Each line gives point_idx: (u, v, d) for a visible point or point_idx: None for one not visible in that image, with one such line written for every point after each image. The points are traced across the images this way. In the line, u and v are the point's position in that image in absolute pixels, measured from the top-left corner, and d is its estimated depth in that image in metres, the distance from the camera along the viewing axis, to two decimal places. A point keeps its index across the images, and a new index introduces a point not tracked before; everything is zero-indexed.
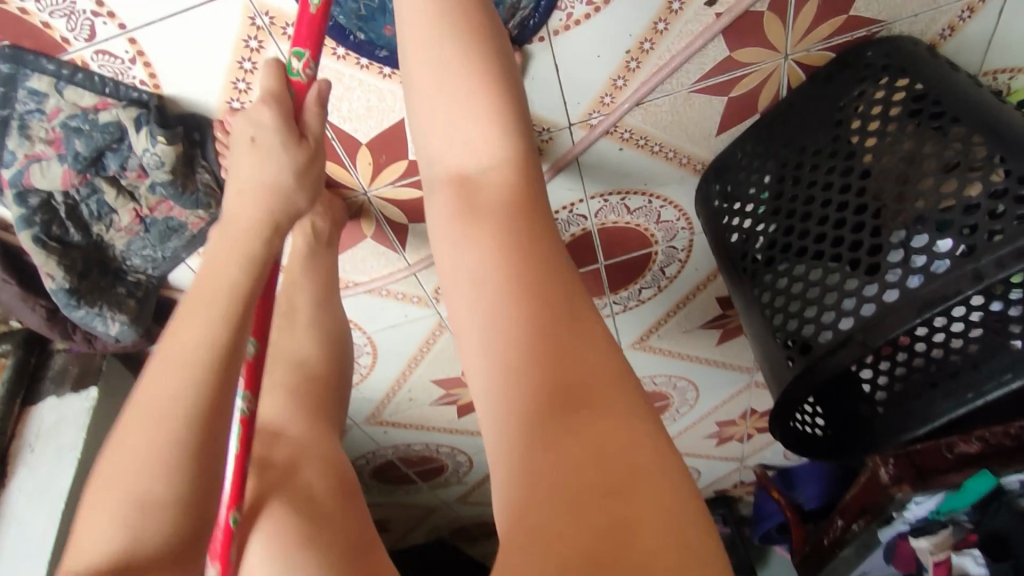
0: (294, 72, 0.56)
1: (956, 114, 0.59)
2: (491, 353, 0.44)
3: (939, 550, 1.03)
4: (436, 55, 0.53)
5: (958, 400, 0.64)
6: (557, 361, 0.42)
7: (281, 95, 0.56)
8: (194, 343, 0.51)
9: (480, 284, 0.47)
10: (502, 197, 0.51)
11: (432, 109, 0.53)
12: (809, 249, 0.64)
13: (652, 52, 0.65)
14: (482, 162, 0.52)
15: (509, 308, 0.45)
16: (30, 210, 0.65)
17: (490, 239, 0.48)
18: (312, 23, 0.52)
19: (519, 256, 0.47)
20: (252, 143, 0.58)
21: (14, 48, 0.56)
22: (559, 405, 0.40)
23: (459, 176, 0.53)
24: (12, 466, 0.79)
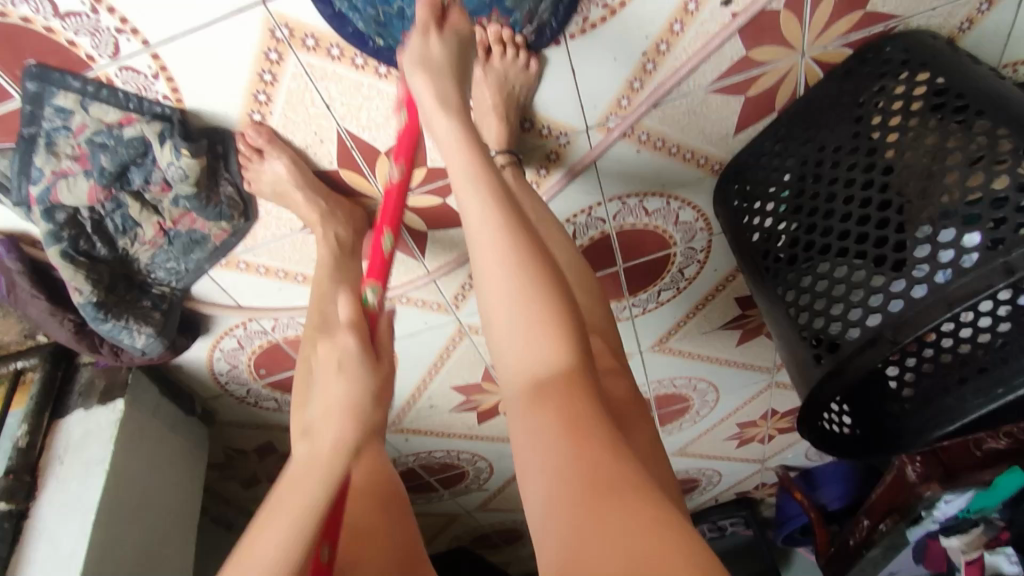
0: (366, 301, 0.58)
1: (980, 107, 0.58)
2: (545, 483, 0.46)
3: (972, 549, 1.04)
4: (489, 240, 0.55)
5: (989, 396, 0.63)
6: (592, 469, 0.44)
7: (358, 323, 0.54)
8: (322, 463, 0.48)
9: (536, 436, 0.48)
10: (558, 367, 0.51)
11: (493, 277, 0.54)
12: (833, 247, 0.63)
13: (668, 53, 0.65)
14: (540, 358, 0.52)
15: (551, 444, 0.47)
16: (58, 225, 0.66)
17: (552, 408, 0.49)
18: (384, 260, 0.61)
19: (567, 393, 0.49)
20: (336, 364, 0.51)
21: (41, 67, 0.57)
22: (590, 499, 0.42)
23: (535, 382, 0.51)
24: (41, 479, 0.80)
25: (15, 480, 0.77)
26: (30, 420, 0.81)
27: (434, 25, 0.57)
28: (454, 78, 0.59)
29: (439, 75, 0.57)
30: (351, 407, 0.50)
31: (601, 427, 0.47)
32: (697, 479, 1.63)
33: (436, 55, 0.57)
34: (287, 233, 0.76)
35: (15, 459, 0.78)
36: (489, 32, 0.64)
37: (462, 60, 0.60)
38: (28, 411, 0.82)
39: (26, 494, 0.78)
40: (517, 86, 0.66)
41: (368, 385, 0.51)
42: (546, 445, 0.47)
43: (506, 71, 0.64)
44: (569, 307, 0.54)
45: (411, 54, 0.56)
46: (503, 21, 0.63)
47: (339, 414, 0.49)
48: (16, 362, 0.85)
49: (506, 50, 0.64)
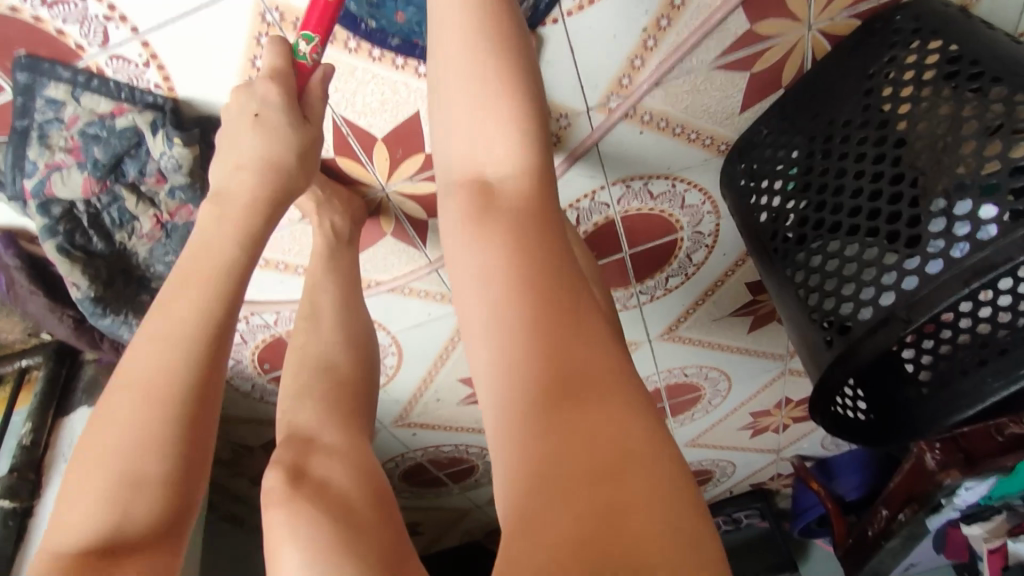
0: (299, 53, 0.55)
1: (996, 74, 0.56)
2: (493, 352, 0.41)
3: (995, 536, 1.01)
4: (469, 71, 0.50)
5: (1010, 378, 0.60)
6: (555, 358, 0.39)
7: (284, 74, 0.56)
8: (186, 320, 0.58)
9: (487, 272, 0.44)
10: (514, 186, 0.48)
11: (454, 91, 0.50)
12: (843, 225, 0.61)
13: (670, 29, 0.63)
14: (496, 158, 0.49)
15: (508, 300, 0.42)
16: (54, 219, 0.66)
17: (501, 233, 0.45)
18: (325, 14, 0.52)
19: (519, 232, 0.45)
20: (256, 118, 0.57)
21: (31, 57, 0.56)
22: (557, 404, 0.37)
23: (479, 179, 0.49)
24: (46, 477, 0.80)
25: (21, 478, 0.77)
26: (34, 418, 0.81)
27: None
28: None
29: None
30: (201, 328, 0.58)
31: (576, 300, 0.42)
32: (711, 471, 1.61)
33: None
34: (285, 224, 0.75)
35: (20, 457, 0.78)
36: None
37: None
38: (33, 409, 0.81)
39: (32, 492, 0.78)
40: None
41: (254, 230, 0.61)
42: (501, 291, 0.42)
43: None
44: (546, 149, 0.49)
45: None
46: None
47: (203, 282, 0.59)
48: (21, 361, 0.85)
49: None
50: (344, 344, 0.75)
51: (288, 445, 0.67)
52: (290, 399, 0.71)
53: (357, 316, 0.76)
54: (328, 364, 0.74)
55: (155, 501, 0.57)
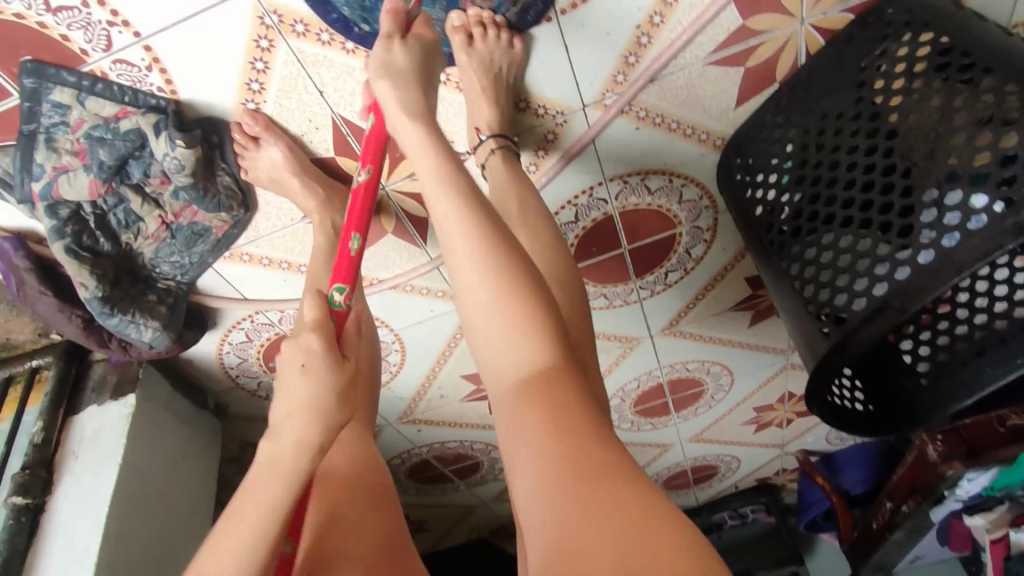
0: (333, 302, 0.56)
1: (988, 65, 0.56)
2: (532, 478, 0.45)
3: (998, 527, 1.02)
4: (462, 245, 0.53)
5: (1007, 367, 0.60)
6: (580, 463, 0.43)
7: (324, 321, 0.53)
8: (281, 465, 0.50)
9: (522, 434, 0.47)
10: (535, 358, 0.50)
11: (463, 277, 0.53)
12: (837, 216, 0.62)
13: (663, 25, 0.64)
14: (520, 359, 0.50)
15: (540, 435, 0.46)
16: (61, 221, 0.67)
17: (533, 409, 0.47)
18: (351, 263, 0.57)
19: (548, 388, 0.48)
20: (302, 366, 0.50)
21: (37, 63, 0.57)
22: (586, 486, 0.41)
23: (518, 381, 0.50)
24: (57, 474, 0.81)
25: (32, 475, 0.79)
26: (44, 417, 0.82)
27: (398, 34, 0.58)
28: (420, 88, 0.60)
29: (399, 75, 0.57)
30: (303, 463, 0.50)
31: (592, 424, 0.46)
32: (716, 466, 1.62)
33: (400, 61, 0.57)
34: (287, 223, 0.77)
35: (32, 454, 0.80)
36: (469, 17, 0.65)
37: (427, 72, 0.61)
38: (43, 408, 0.83)
39: (43, 489, 0.79)
40: (503, 67, 0.64)
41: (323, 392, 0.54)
42: (529, 451, 0.46)
43: (491, 54, 0.63)
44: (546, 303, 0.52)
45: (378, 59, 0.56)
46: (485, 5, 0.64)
47: (301, 412, 0.50)
48: (32, 360, 0.87)
49: (488, 32, 0.63)
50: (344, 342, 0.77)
51: None
52: None
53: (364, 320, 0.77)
54: None
55: None
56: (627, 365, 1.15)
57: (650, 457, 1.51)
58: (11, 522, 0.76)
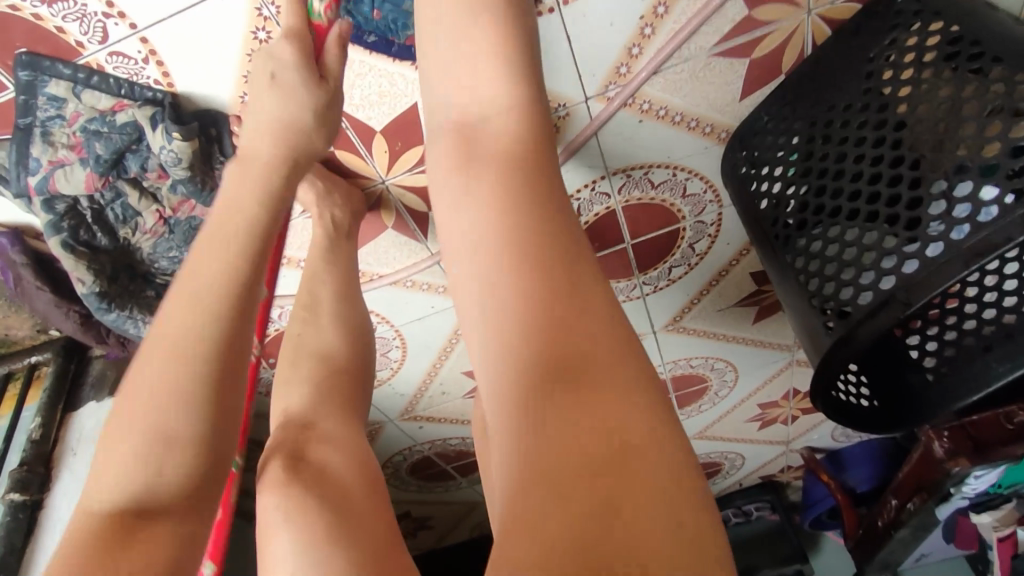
0: (315, 16, 0.58)
1: (996, 54, 0.55)
2: (487, 317, 0.39)
3: (1005, 525, 1.01)
4: (470, 41, 0.49)
5: (1016, 362, 0.59)
6: (559, 340, 0.36)
7: (301, 32, 0.57)
8: (207, 284, 0.53)
9: (489, 267, 0.41)
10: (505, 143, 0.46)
11: (459, 19, 0.50)
12: (843, 209, 0.61)
13: (667, 16, 0.63)
14: (491, 97, 0.48)
15: (510, 282, 0.39)
16: (58, 216, 0.67)
17: (489, 181, 0.45)
18: None
19: (528, 204, 0.43)
20: (272, 79, 0.59)
21: (31, 55, 0.57)
22: (557, 382, 0.35)
23: (461, 126, 0.49)
24: (55, 471, 0.81)
25: (29, 471, 0.78)
26: (43, 414, 0.82)
27: None
28: None
29: None
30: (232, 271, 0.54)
31: (575, 275, 0.39)
32: (719, 463, 1.61)
33: None
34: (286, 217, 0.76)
35: (30, 450, 0.79)
36: None
37: None
38: (41, 403, 0.83)
39: (41, 485, 0.79)
40: None
41: (273, 194, 0.59)
42: (507, 311, 0.38)
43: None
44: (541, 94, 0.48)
45: None
46: None
47: (239, 237, 0.55)
48: (31, 357, 0.86)
49: None
50: (337, 331, 0.74)
51: (285, 433, 0.68)
52: (288, 385, 0.72)
53: (354, 304, 0.76)
54: (326, 353, 0.73)
55: (191, 453, 0.50)
56: None
57: None
58: (8, 519, 0.75)
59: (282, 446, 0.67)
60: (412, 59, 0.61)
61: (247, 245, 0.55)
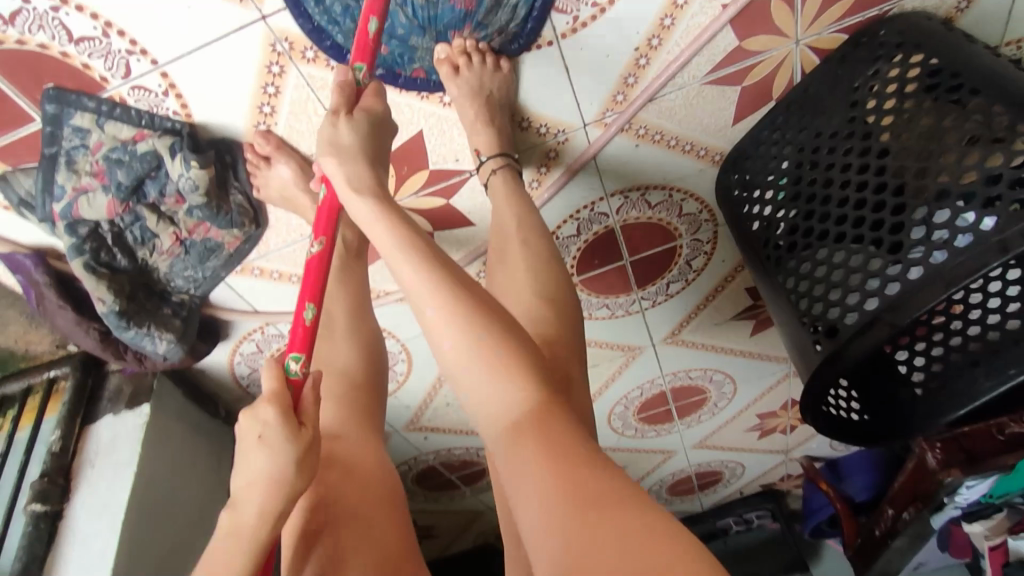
0: (291, 372, 0.58)
1: (974, 86, 0.58)
2: (535, 518, 0.46)
3: (996, 534, 1.02)
4: (446, 322, 0.56)
5: (1001, 378, 0.62)
6: (576, 488, 0.45)
7: (280, 393, 0.56)
8: (251, 523, 0.54)
9: (519, 467, 0.50)
10: (524, 402, 0.53)
11: (436, 327, 0.57)
12: (830, 233, 0.64)
13: (660, 48, 0.66)
14: (511, 398, 0.53)
15: (537, 466, 0.48)
16: (80, 238, 0.70)
17: (530, 444, 0.50)
18: (306, 332, 0.59)
19: (535, 426, 0.51)
20: (260, 438, 0.54)
21: (58, 89, 0.60)
22: (584, 514, 0.43)
23: (511, 424, 0.53)
24: (74, 482, 0.84)
25: (50, 483, 0.81)
26: (62, 427, 0.85)
27: (343, 110, 0.60)
28: (372, 162, 0.63)
29: (348, 156, 0.61)
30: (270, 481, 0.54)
31: (581, 445, 0.49)
32: (720, 472, 1.63)
33: (346, 138, 0.61)
34: (297, 238, 0.79)
35: (51, 462, 0.82)
36: (455, 49, 0.65)
37: (379, 148, 0.63)
38: (61, 417, 0.86)
39: (61, 496, 0.82)
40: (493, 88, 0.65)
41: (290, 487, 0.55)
42: (535, 489, 0.47)
43: (479, 78, 0.64)
44: (515, 336, 0.56)
45: (325, 138, 0.62)
46: (476, 34, 0.65)
47: (261, 486, 0.54)
48: (50, 371, 0.90)
49: (474, 59, 0.64)
50: (353, 348, 0.77)
51: None
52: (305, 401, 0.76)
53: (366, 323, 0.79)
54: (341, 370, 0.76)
55: None
56: (631, 373, 1.17)
57: (654, 463, 1.53)
58: (30, 528, 0.78)
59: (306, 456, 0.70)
60: (416, 89, 0.66)
61: (277, 461, 0.54)
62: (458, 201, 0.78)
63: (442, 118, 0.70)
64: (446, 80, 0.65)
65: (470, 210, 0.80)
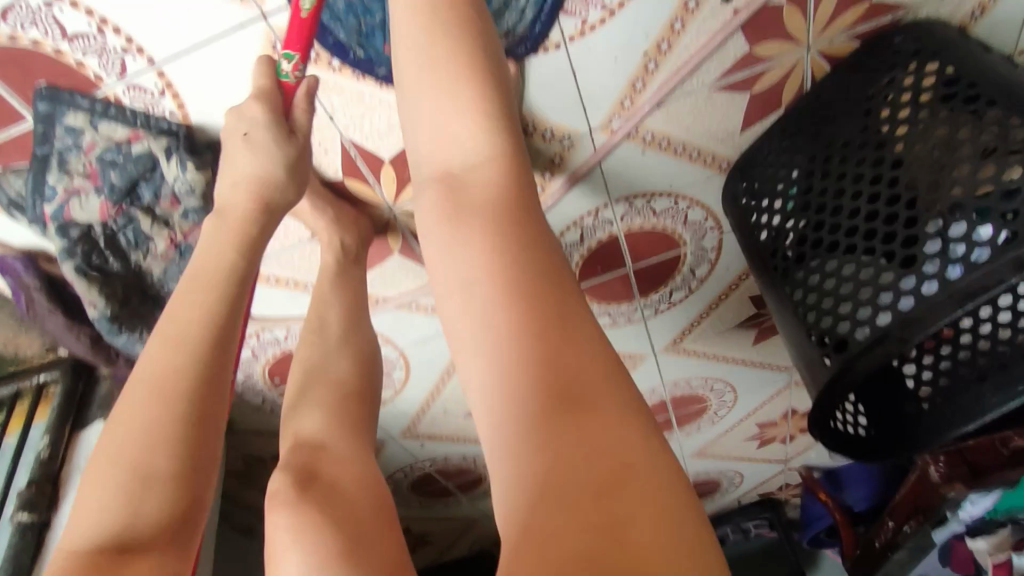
0: (282, 69, 0.56)
1: (991, 97, 0.57)
2: (494, 364, 0.43)
3: (1000, 551, 1.01)
4: (435, 72, 0.50)
5: (1009, 394, 0.60)
6: (558, 372, 0.41)
7: (268, 94, 0.58)
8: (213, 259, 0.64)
9: (469, 249, 0.47)
10: (482, 174, 0.49)
11: (415, 76, 0.50)
12: (841, 244, 0.62)
13: (670, 52, 0.64)
14: (462, 144, 0.50)
15: (513, 317, 0.43)
16: (72, 241, 0.68)
17: (481, 232, 0.47)
18: (301, 29, 0.53)
19: (505, 210, 0.48)
20: (245, 136, 0.61)
21: (51, 88, 0.58)
22: (566, 411, 0.40)
23: (445, 173, 0.51)
24: (63, 490, 0.82)
25: (38, 491, 0.79)
26: (52, 433, 0.83)
27: None
28: None
29: None
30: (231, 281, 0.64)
31: (568, 311, 0.44)
32: (717, 481, 1.62)
33: None
34: (295, 242, 0.78)
35: (39, 469, 0.81)
36: None
37: None
38: (50, 423, 0.84)
39: (49, 504, 0.80)
40: None
41: (250, 236, 0.65)
42: (504, 337, 0.43)
43: None
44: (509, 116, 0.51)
45: None
46: None
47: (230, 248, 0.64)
48: (39, 376, 0.87)
49: None
50: (349, 356, 0.78)
51: (296, 454, 0.69)
52: (297, 410, 0.74)
53: (360, 328, 0.79)
54: (338, 378, 0.76)
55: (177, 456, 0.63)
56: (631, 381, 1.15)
57: None
58: (17, 538, 0.77)
59: (296, 464, 0.68)
60: None
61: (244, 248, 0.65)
62: None
63: None
64: None
65: None
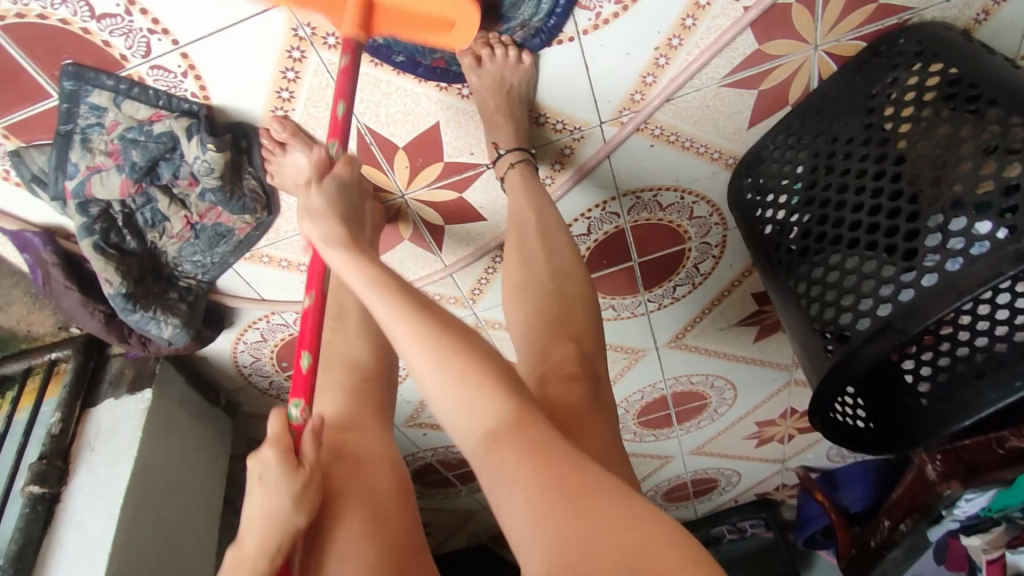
0: (292, 417, 0.61)
1: (993, 97, 0.58)
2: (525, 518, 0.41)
3: (994, 548, 1.00)
4: (406, 337, 0.49)
5: (1006, 390, 0.61)
6: (561, 483, 0.42)
7: (282, 437, 0.59)
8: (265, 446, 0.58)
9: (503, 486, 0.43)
10: (506, 419, 0.45)
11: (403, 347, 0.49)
12: (844, 238, 0.64)
13: (681, 48, 0.66)
14: (485, 410, 0.46)
15: (517, 468, 0.43)
16: (91, 218, 0.70)
17: (518, 457, 0.43)
18: (306, 381, 0.61)
19: (520, 430, 0.45)
20: (260, 478, 0.57)
21: (77, 66, 0.59)
22: (574, 505, 0.41)
23: (489, 434, 0.45)
24: (72, 465, 0.83)
25: (48, 465, 0.80)
26: (63, 409, 0.85)
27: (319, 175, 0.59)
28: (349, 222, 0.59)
29: (323, 217, 0.58)
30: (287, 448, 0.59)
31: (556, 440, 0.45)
32: (714, 480, 1.63)
33: (319, 201, 0.58)
34: None
35: (50, 444, 0.82)
36: (476, 40, 0.66)
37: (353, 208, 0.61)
38: (62, 399, 0.85)
39: (59, 478, 0.81)
40: (515, 83, 0.65)
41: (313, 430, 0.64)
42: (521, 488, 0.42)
43: (502, 72, 0.64)
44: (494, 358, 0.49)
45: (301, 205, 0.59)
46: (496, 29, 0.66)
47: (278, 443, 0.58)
48: (51, 353, 0.89)
49: (496, 51, 0.64)
50: (365, 339, 0.77)
51: (321, 435, 0.69)
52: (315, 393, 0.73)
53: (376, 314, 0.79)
54: (354, 361, 0.75)
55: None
56: (633, 376, 1.17)
57: (651, 469, 1.52)
58: (27, 511, 0.78)
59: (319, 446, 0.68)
60: (434, 79, 0.65)
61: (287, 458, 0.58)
62: (472, 193, 0.78)
63: (459, 111, 0.69)
64: (468, 70, 0.66)
65: (483, 204, 0.80)
